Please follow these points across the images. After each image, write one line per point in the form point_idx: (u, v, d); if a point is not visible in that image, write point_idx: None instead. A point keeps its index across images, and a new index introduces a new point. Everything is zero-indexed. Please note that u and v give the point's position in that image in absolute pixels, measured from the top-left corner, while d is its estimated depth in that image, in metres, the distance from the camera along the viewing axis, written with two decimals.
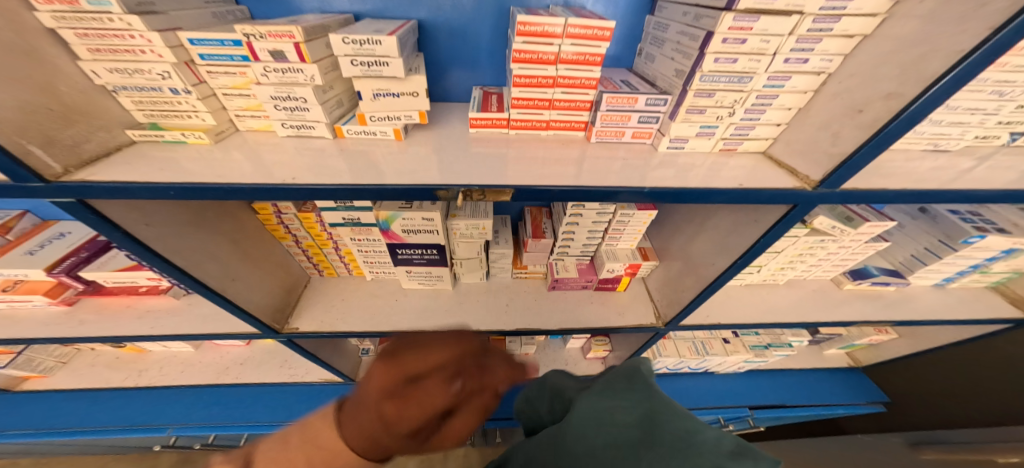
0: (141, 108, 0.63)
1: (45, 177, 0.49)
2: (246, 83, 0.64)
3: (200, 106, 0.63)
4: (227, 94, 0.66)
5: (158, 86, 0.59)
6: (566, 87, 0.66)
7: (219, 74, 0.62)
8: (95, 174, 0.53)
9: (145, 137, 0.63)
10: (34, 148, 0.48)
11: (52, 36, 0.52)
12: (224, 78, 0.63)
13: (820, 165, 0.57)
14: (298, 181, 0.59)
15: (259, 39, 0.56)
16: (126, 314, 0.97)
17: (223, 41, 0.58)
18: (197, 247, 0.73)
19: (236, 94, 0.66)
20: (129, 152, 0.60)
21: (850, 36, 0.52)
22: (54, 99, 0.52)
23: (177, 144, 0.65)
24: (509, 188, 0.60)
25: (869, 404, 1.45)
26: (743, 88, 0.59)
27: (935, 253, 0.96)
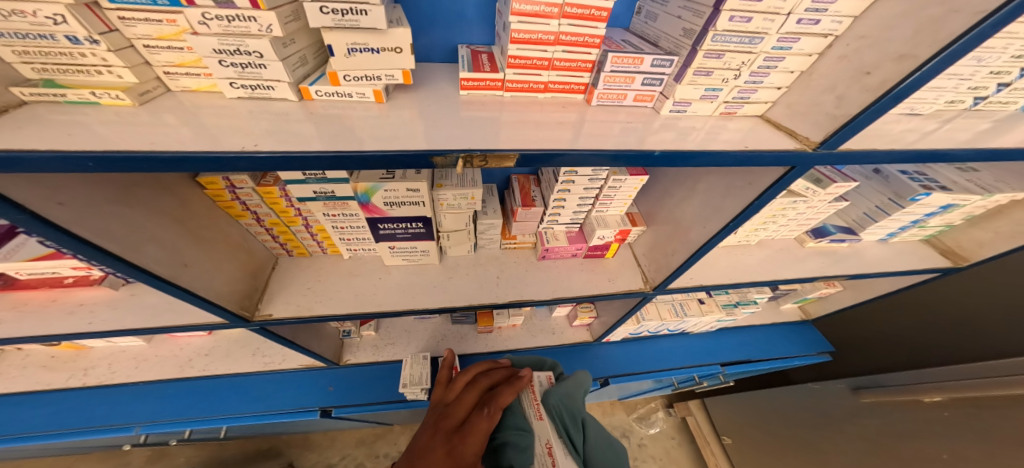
0: (26, 61, 0.49)
1: None
2: (177, 34, 0.52)
3: (113, 59, 0.51)
4: (150, 46, 0.53)
5: (49, 33, 0.47)
6: (567, 45, 0.63)
7: (137, 22, 0.50)
8: None
9: (38, 96, 0.51)
10: None
11: None
12: (145, 27, 0.51)
13: (822, 127, 0.58)
14: (262, 147, 0.51)
15: None
16: (52, 310, 0.83)
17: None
18: (134, 229, 0.62)
19: (164, 47, 0.53)
20: (21, 114, 0.48)
21: None
22: None
23: (87, 106, 0.53)
24: (513, 152, 0.55)
25: (818, 354, 1.65)
26: (753, 49, 0.58)
27: (884, 211, 1.06)
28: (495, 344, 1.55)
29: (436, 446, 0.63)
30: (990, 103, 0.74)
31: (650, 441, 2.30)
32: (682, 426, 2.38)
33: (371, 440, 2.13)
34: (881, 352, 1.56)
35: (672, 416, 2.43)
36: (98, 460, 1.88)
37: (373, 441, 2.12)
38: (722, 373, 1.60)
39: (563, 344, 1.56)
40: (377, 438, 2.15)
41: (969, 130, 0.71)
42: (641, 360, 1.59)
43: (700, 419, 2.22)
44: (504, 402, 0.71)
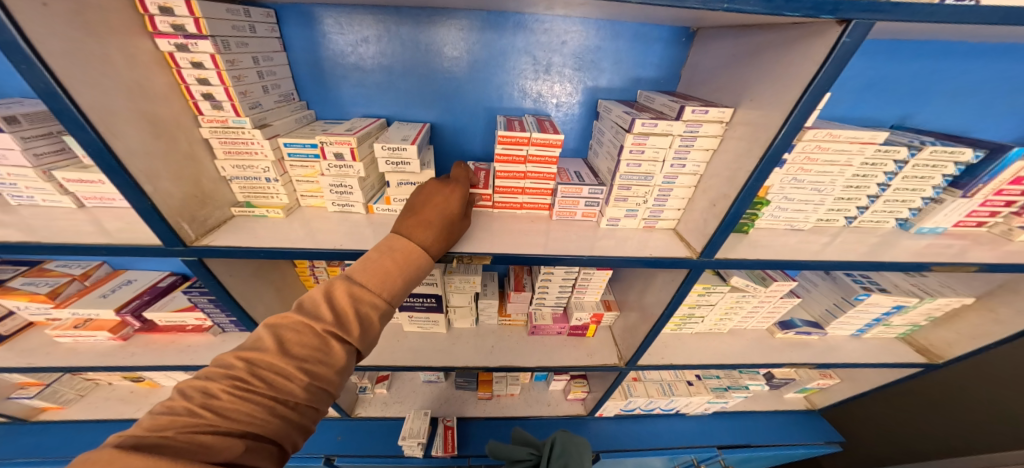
0: (243, 192, 0.93)
1: (184, 242, 0.77)
2: (313, 172, 0.94)
3: (281, 190, 0.93)
4: (298, 181, 0.96)
5: (258, 177, 0.91)
6: (534, 179, 0.97)
7: (297, 168, 0.93)
8: (215, 240, 0.82)
9: (242, 212, 0.93)
10: (184, 224, 0.77)
11: (205, 144, 0.86)
12: (300, 170, 0.94)
13: (700, 240, 0.82)
14: (347, 246, 0.84)
15: (329, 144, 0.86)
16: (174, 348, 1.19)
17: (304, 145, 0.88)
18: (256, 291, 0.98)
19: (305, 181, 0.96)
20: (231, 224, 0.89)
21: (706, 150, 0.81)
22: (198, 188, 0.82)
23: (262, 217, 0.94)
24: (488, 254, 0.84)
25: (827, 444, 1.55)
26: (649, 184, 0.86)
27: (841, 308, 1.17)
28: (492, 410, 1.67)
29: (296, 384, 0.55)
30: (864, 222, 0.95)
31: None
32: None
33: None
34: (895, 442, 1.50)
35: None
36: None
37: None
38: (722, 458, 1.50)
39: (558, 417, 1.64)
40: None
41: (854, 242, 0.90)
42: (635, 439, 1.59)
43: None
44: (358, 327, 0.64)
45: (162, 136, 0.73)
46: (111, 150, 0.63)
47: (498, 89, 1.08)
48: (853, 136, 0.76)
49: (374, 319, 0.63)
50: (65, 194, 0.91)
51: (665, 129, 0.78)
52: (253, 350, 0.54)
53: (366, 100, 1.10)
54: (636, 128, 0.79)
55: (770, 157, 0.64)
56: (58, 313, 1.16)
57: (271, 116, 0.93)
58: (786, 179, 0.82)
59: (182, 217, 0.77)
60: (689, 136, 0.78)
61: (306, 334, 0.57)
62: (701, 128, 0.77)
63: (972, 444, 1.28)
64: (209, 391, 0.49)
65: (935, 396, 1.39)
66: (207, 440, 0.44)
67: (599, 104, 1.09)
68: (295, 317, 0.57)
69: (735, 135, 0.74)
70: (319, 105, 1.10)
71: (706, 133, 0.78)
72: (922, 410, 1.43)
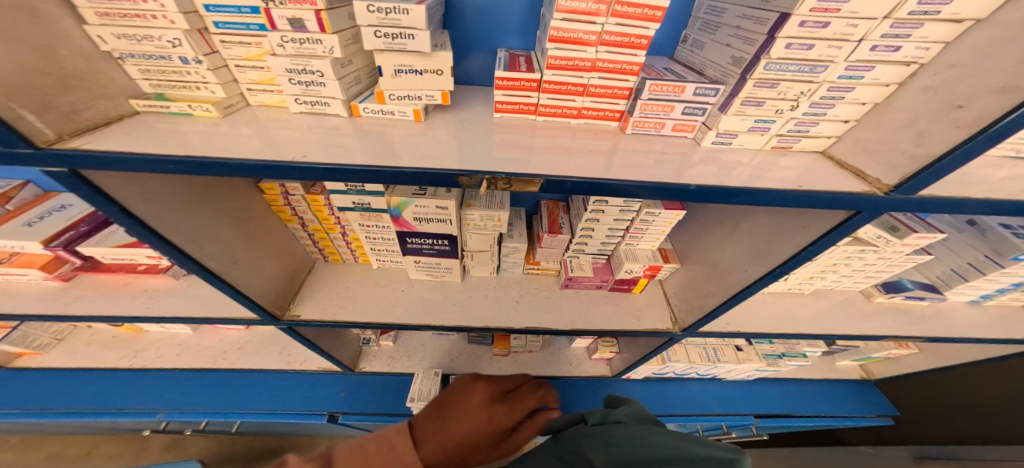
0: (148, 78, 0.59)
1: (37, 144, 0.45)
2: (261, 54, 0.59)
3: (211, 77, 0.59)
4: (240, 66, 0.61)
5: (168, 54, 0.56)
6: (604, 72, 0.62)
7: (234, 44, 0.58)
8: (92, 143, 0.50)
9: (150, 108, 0.59)
10: (27, 113, 0.44)
11: None
12: (238, 49, 0.58)
13: (896, 169, 0.50)
14: (311, 159, 0.53)
15: (279, 5, 0.51)
16: (123, 292, 0.94)
17: (241, 9, 0.53)
18: (200, 226, 0.68)
19: (250, 66, 0.60)
20: (130, 122, 0.57)
21: (957, 21, 0.44)
22: (53, 63, 0.48)
23: (183, 117, 0.60)
24: (538, 177, 0.54)
25: (879, 417, 1.42)
26: (815, 79, 0.52)
27: (978, 269, 0.90)
28: (509, 368, 1.52)
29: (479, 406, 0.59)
30: None
31: None
32: None
33: None
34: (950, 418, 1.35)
35: None
36: (123, 442, 2.01)
37: None
38: (755, 426, 1.43)
39: (580, 378, 1.48)
40: None
41: None
42: (665, 403, 1.44)
43: None
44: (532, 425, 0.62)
45: None
46: None
47: None
48: None
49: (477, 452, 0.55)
50: None
51: None
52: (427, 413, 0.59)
53: None
54: None
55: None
56: None
57: None
58: None
59: (21, 101, 0.44)
60: None
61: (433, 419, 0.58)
62: None
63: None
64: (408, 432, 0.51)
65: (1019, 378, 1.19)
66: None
67: None
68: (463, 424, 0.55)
69: None
70: None
71: None
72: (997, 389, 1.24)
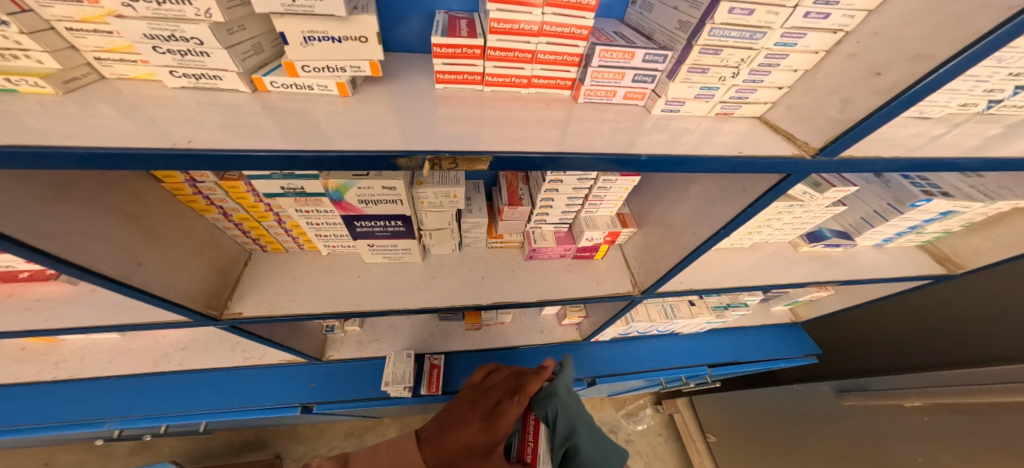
0: None
1: None
2: (101, 16, 0.45)
3: (29, 43, 0.43)
4: (73, 29, 0.46)
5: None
6: (552, 36, 0.58)
7: (53, 3, 0.43)
8: None
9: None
10: None
11: None
12: (62, 8, 0.43)
13: (823, 132, 0.53)
14: (197, 145, 0.45)
15: None
16: (7, 306, 0.79)
17: None
18: (74, 226, 0.57)
19: (90, 31, 0.46)
20: None
21: None
22: None
23: (4, 92, 0.47)
24: (486, 154, 0.50)
25: (805, 356, 1.65)
26: (754, 45, 0.52)
27: (883, 216, 1.02)
28: (482, 341, 1.55)
29: (472, 418, 0.60)
30: (1004, 107, 0.70)
31: (638, 437, 2.35)
32: (670, 423, 2.44)
33: (358, 433, 2.17)
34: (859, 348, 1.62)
35: (660, 413, 2.47)
36: (80, 452, 1.94)
37: (361, 434, 2.16)
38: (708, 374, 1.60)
39: (551, 344, 1.56)
40: (366, 431, 2.19)
41: (981, 136, 0.67)
42: (627, 359, 1.58)
43: (686, 417, 2.29)
44: (529, 391, 0.64)
45: None
46: None
47: None
48: None
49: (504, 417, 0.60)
50: None
51: None
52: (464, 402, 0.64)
53: None
54: None
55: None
56: None
57: None
58: None
59: None
60: None
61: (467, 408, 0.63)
62: None
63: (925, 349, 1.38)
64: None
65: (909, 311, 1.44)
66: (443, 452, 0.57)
67: None
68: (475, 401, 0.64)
69: None
70: None
71: None
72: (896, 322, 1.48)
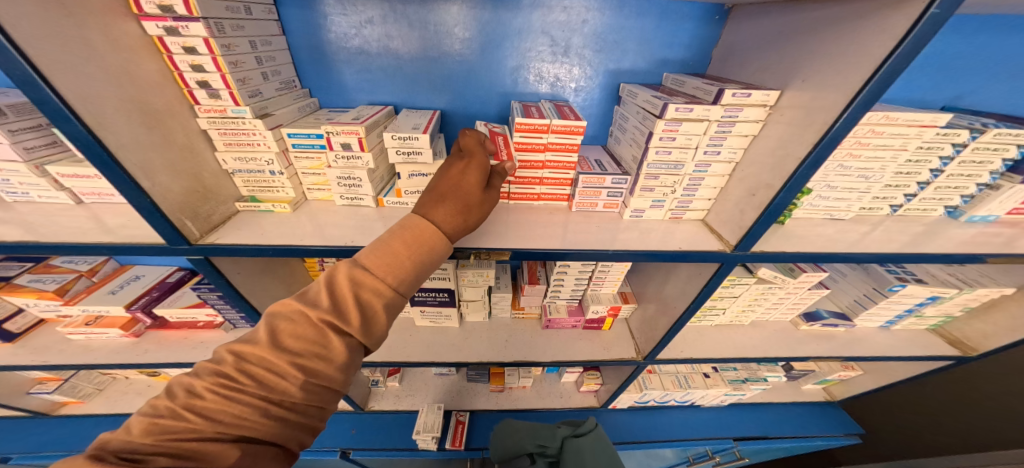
0: (247, 185, 0.89)
1: (189, 240, 0.74)
2: (319, 164, 0.89)
3: (286, 183, 0.89)
4: (304, 172, 0.91)
5: (263, 169, 0.86)
6: (552, 169, 0.91)
7: (302, 159, 0.88)
8: (220, 237, 0.78)
9: (247, 207, 0.89)
10: (186, 221, 0.74)
11: (202, 135, 0.80)
12: (305, 162, 0.88)
13: (734, 233, 0.77)
14: (357, 243, 0.79)
15: (335, 134, 0.81)
16: (183, 344, 1.18)
17: (309, 135, 0.83)
18: (263, 289, 0.94)
19: (311, 173, 0.91)
20: (236, 220, 0.85)
21: (744, 136, 0.75)
22: (199, 183, 0.78)
23: (268, 212, 0.89)
24: (507, 250, 0.80)
25: (846, 436, 1.53)
26: (680, 172, 0.81)
27: (872, 299, 1.12)
28: (504, 403, 1.68)
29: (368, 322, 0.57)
30: (911, 208, 0.89)
31: None
32: None
33: None
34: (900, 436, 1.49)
35: None
36: None
37: None
38: (737, 449, 1.52)
39: (571, 409, 1.65)
40: None
41: (893, 232, 0.85)
42: (646, 432, 1.58)
43: None
44: None
45: (155, 126, 0.68)
46: (102, 143, 0.59)
47: (512, 74, 1.02)
48: (912, 118, 0.70)
49: (379, 312, 0.57)
50: (61, 189, 0.88)
51: (702, 113, 0.73)
52: (246, 343, 0.52)
53: (371, 85, 1.02)
54: (667, 115, 0.74)
55: (829, 140, 0.58)
56: (69, 310, 1.12)
57: (273, 106, 0.87)
58: (833, 166, 0.77)
59: (184, 213, 0.73)
60: (726, 122, 0.73)
61: (301, 325, 0.53)
62: (740, 113, 0.72)
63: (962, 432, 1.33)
64: (195, 392, 0.48)
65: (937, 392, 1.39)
66: (195, 449, 0.44)
67: (623, 88, 1.02)
68: (293, 305, 0.55)
69: (783, 120, 0.68)
70: (322, 93, 1.04)
71: (746, 119, 0.73)
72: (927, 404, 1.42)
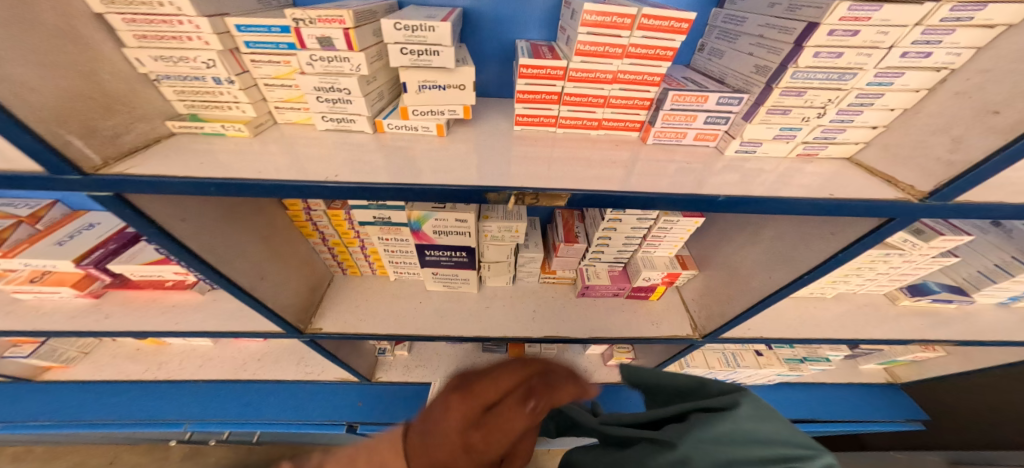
0: (182, 99, 0.58)
1: (84, 170, 0.44)
2: (290, 73, 0.58)
3: (241, 96, 0.57)
4: (269, 84, 0.59)
5: (202, 75, 0.55)
6: (624, 83, 0.62)
7: (264, 63, 0.57)
8: (135, 166, 0.49)
9: (184, 129, 0.58)
10: (73, 139, 0.44)
11: (98, 21, 0.48)
12: (267, 68, 0.57)
13: (932, 175, 0.48)
14: (341, 178, 0.53)
15: (308, 25, 0.49)
16: (151, 308, 0.94)
17: (270, 28, 0.52)
18: (232, 245, 0.69)
19: (278, 85, 0.59)
20: (169, 144, 0.55)
21: (990, 25, 0.42)
22: (97, 87, 0.47)
23: (217, 137, 0.59)
24: (566, 191, 0.54)
25: (906, 421, 1.42)
26: (843, 86, 0.50)
27: (1005, 270, 0.88)
28: None
29: None
30: None
31: None
32: None
33: None
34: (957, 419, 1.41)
35: None
36: None
37: None
38: None
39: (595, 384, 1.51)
40: None
41: None
42: None
43: None
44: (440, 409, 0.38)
45: None
46: None
47: None
48: None
49: None
50: None
51: None
52: None
53: None
54: None
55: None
56: (6, 264, 0.87)
57: None
58: None
59: (68, 127, 0.43)
60: None
61: None
62: None
63: None
64: None
65: None
66: None
67: None
68: None
69: None
70: None
71: None
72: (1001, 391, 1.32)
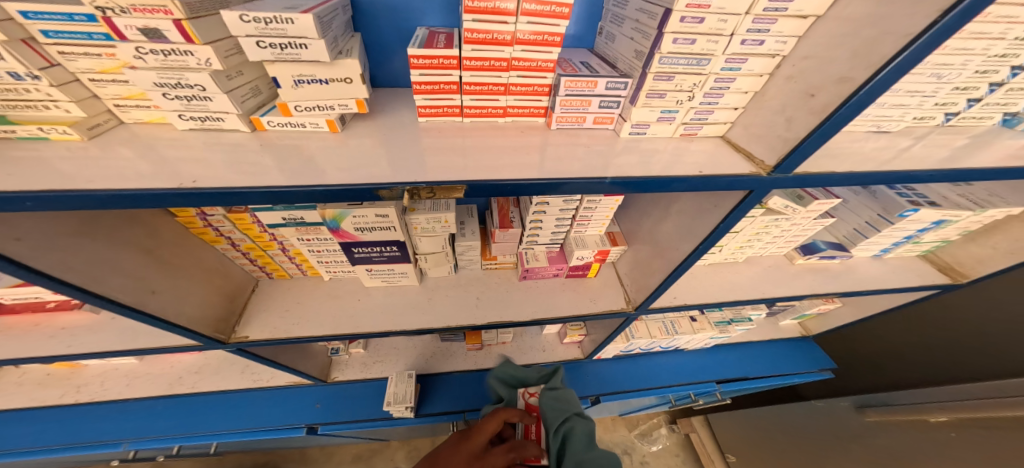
0: None
1: None
2: (118, 67, 0.52)
3: (58, 94, 0.50)
4: (95, 80, 0.53)
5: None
6: (521, 70, 0.63)
7: (78, 56, 0.49)
8: None
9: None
10: None
11: None
12: (86, 61, 0.50)
13: (775, 150, 0.56)
14: (201, 184, 0.49)
15: (122, 14, 0.45)
16: (33, 334, 0.85)
17: (71, 16, 0.45)
18: (98, 260, 0.63)
19: (109, 80, 0.53)
20: None
21: (803, 17, 0.49)
22: None
23: (38, 141, 0.53)
24: (461, 183, 0.54)
25: (820, 371, 1.63)
26: (703, 71, 0.56)
27: (874, 227, 1.02)
28: (483, 361, 1.58)
29: None
30: (965, 118, 0.73)
31: (652, 458, 2.28)
32: (686, 443, 2.36)
33: (365, 457, 2.15)
34: (868, 370, 1.60)
35: (676, 432, 2.40)
36: None
37: (369, 457, 2.14)
38: (718, 391, 1.59)
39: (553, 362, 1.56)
40: (372, 454, 2.16)
41: (945, 146, 0.69)
42: (635, 377, 1.58)
43: (703, 436, 2.22)
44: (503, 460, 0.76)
45: None
46: None
47: None
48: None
49: None
50: None
51: None
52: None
53: None
54: None
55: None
56: None
57: None
58: None
59: None
60: None
61: None
62: None
63: (920, 362, 1.40)
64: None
65: (915, 329, 1.43)
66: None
67: None
68: None
69: None
70: None
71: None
72: (897, 337, 1.50)
